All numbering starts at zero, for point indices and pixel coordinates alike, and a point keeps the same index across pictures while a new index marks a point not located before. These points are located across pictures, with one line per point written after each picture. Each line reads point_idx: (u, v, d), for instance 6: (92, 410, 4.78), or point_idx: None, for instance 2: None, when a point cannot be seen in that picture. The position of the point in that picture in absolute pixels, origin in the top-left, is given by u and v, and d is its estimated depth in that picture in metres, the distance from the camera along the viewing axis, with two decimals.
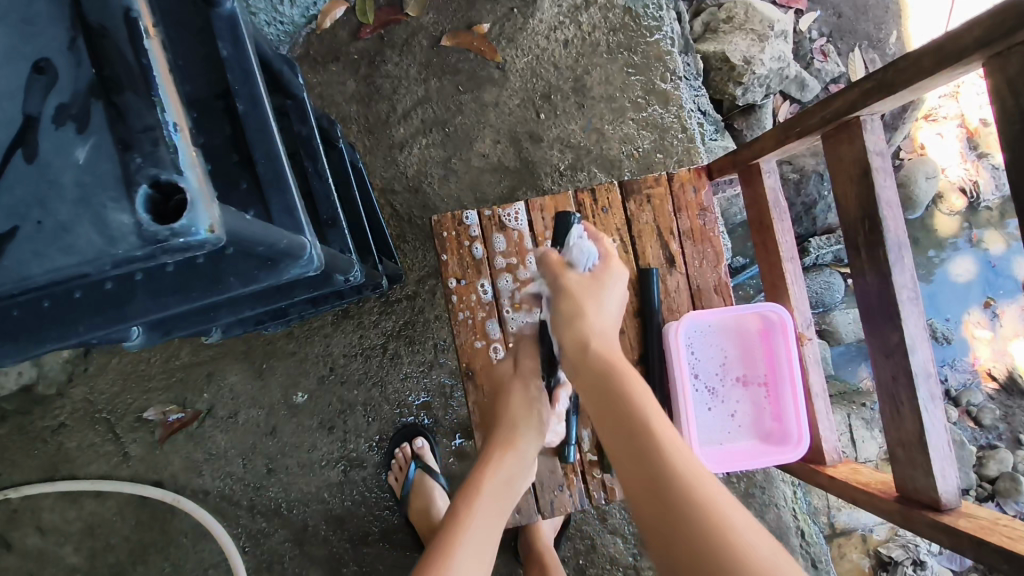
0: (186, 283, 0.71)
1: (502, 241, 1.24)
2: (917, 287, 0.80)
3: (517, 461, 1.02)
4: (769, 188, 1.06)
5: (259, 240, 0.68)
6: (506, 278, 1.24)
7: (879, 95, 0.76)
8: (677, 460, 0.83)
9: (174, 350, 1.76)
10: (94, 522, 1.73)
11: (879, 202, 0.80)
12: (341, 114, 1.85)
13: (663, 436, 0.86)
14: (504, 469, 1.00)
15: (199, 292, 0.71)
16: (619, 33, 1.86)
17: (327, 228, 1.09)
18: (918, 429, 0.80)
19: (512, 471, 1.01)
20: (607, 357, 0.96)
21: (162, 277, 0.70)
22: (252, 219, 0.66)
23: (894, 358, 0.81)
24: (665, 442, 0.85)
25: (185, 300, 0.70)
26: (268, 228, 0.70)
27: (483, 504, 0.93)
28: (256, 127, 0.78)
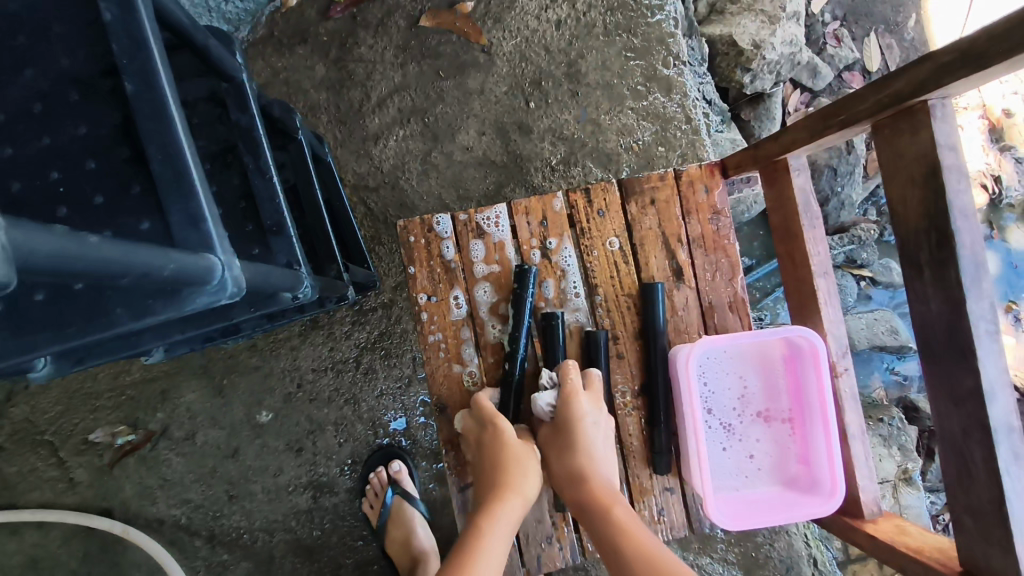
0: (59, 320, 0.58)
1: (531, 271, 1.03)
2: (996, 318, 0.63)
3: (515, 509, 0.91)
4: (799, 190, 0.89)
5: (122, 271, 0.50)
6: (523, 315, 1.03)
7: (958, 73, 0.58)
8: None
9: (123, 365, 1.59)
10: (37, 556, 1.57)
11: (951, 210, 0.62)
12: (310, 103, 1.67)
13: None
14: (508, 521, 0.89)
15: (79, 328, 0.58)
16: (617, 13, 1.68)
17: (272, 236, 0.92)
18: (994, 496, 0.64)
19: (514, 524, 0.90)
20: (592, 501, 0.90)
21: (30, 308, 0.58)
22: (109, 242, 0.48)
23: (965, 408, 0.65)
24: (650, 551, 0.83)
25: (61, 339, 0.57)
26: (138, 249, 0.51)
27: None
28: (149, 113, 0.60)
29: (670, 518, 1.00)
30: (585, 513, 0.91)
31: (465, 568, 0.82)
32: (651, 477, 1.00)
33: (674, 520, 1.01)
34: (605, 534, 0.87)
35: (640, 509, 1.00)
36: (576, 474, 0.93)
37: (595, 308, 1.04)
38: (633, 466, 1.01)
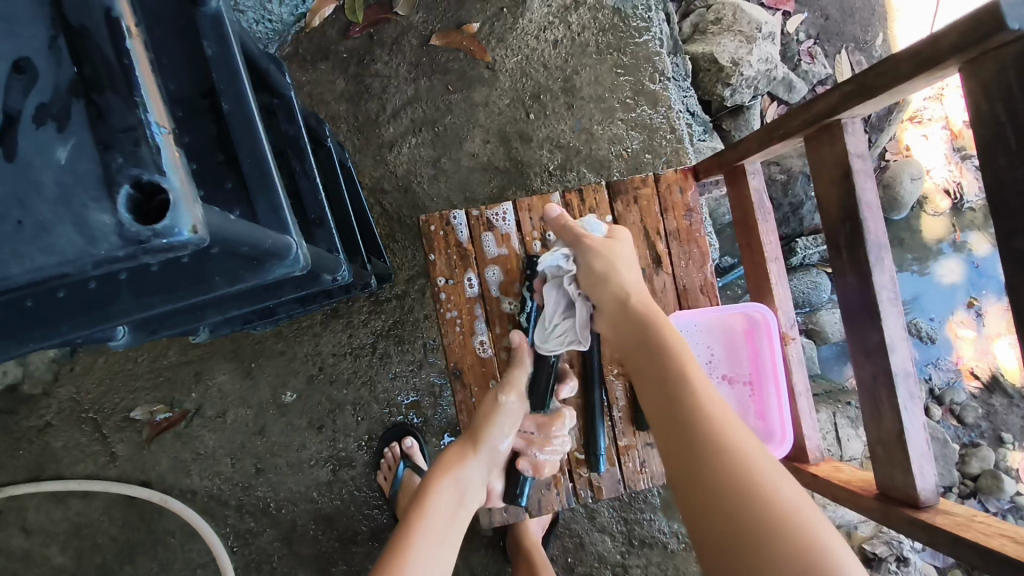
0: (171, 283, 0.70)
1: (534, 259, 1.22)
2: (896, 287, 0.81)
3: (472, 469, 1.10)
4: (754, 190, 1.07)
5: (243, 240, 0.67)
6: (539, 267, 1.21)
7: (859, 99, 0.77)
8: (713, 412, 0.88)
9: (162, 349, 1.75)
10: (81, 523, 1.72)
11: (859, 204, 0.81)
12: (331, 113, 1.85)
13: (703, 388, 0.92)
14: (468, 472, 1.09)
15: (184, 291, 0.70)
16: (608, 34, 1.86)
17: (315, 228, 1.09)
18: (896, 427, 0.82)
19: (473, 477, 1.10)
20: (642, 312, 1.04)
21: (147, 276, 0.69)
22: (234, 218, 0.65)
23: (873, 358, 0.83)
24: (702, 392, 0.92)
25: (170, 299, 0.69)
26: (255, 230, 0.70)
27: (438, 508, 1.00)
28: (242, 126, 0.78)
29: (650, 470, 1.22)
30: (627, 321, 1.05)
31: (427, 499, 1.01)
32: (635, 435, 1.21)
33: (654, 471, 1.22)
34: (646, 340, 1.01)
35: (625, 461, 1.21)
36: (627, 292, 1.07)
37: None
38: (620, 427, 1.22)
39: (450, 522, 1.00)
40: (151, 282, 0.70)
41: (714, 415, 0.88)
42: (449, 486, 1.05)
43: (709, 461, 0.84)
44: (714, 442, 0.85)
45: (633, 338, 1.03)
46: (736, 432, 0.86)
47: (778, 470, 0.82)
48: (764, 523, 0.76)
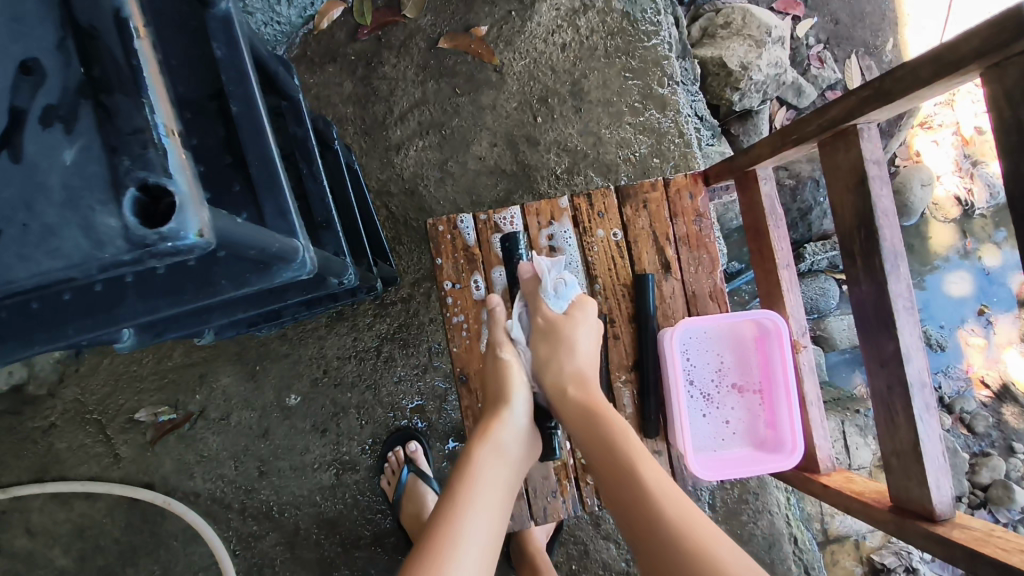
0: (180, 286, 0.69)
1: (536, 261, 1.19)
2: (912, 296, 0.80)
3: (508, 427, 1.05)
4: (766, 196, 1.06)
5: (251, 244, 0.66)
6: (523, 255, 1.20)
7: (877, 103, 0.76)
8: (668, 505, 0.89)
9: (166, 350, 1.75)
10: (84, 524, 1.72)
11: (875, 211, 0.80)
12: (337, 115, 1.84)
13: (655, 482, 0.93)
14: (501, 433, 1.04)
15: (190, 294, 0.70)
16: (617, 37, 1.85)
17: (322, 231, 1.08)
18: (912, 438, 0.80)
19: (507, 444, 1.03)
20: (586, 403, 1.05)
21: (153, 279, 0.68)
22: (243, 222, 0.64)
23: (889, 368, 0.81)
24: (641, 466, 0.95)
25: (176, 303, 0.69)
26: (259, 233, 0.67)
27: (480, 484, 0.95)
28: (250, 129, 0.77)
29: None
30: (574, 411, 1.05)
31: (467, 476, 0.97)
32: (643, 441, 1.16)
33: None
34: (596, 431, 1.01)
35: None
36: (571, 377, 1.08)
37: (595, 296, 1.20)
38: None
39: (489, 496, 0.95)
40: (157, 284, 0.69)
41: (666, 508, 0.89)
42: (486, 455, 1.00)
43: (662, 539, 0.86)
44: (669, 533, 0.86)
45: (583, 430, 1.03)
46: (675, 506, 0.89)
47: (745, 561, 0.82)
48: None
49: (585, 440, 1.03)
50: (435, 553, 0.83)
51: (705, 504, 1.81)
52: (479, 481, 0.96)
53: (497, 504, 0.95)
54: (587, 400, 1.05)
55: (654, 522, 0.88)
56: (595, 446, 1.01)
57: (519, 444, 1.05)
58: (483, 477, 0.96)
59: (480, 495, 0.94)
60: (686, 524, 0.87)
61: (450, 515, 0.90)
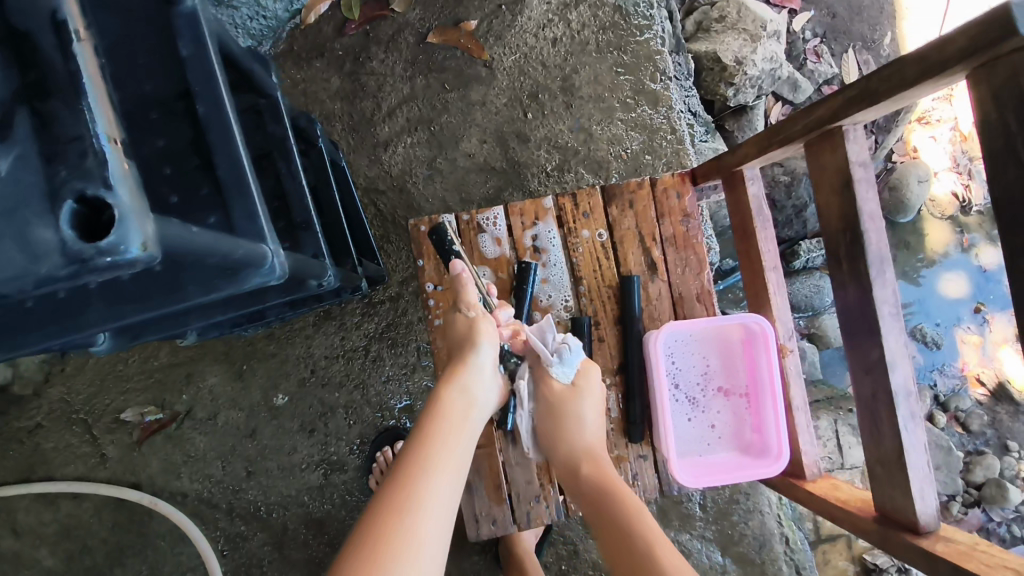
0: (144, 292, 0.66)
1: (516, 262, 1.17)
2: (899, 302, 0.78)
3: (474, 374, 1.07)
4: (752, 196, 1.03)
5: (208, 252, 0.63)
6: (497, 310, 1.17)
7: (862, 104, 0.73)
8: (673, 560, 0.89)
9: (152, 350, 1.73)
10: (70, 525, 1.71)
11: (861, 215, 0.77)
12: (325, 112, 1.82)
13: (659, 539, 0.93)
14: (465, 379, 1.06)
15: (158, 301, 0.66)
16: (609, 32, 1.83)
17: (301, 232, 1.06)
18: (897, 448, 0.78)
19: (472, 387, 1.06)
20: (594, 470, 1.05)
21: (120, 288, 0.66)
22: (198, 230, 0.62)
23: (874, 376, 0.79)
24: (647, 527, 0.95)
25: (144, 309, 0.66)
26: (215, 240, 0.66)
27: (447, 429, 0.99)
28: (217, 129, 0.75)
29: (643, 482, 1.15)
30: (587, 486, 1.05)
31: (435, 421, 1.00)
32: (627, 446, 1.15)
33: (647, 484, 1.15)
34: (605, 508, 1.00)
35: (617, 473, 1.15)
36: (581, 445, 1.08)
37: (579, 298, 1.19)
38: (612, 436, 1.16)
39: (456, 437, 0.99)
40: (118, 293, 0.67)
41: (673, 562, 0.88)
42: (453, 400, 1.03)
43: None
44: None
45: (594, 506, 1.02)
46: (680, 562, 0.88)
47: None
48: None
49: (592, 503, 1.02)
50: (402, 492, 0.87)
51: (696, 503, 1.80)
52: (447, 424, 0.99)
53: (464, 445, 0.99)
54: (594, 466, 1.05)
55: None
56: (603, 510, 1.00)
57: (487, 388, 1.08)
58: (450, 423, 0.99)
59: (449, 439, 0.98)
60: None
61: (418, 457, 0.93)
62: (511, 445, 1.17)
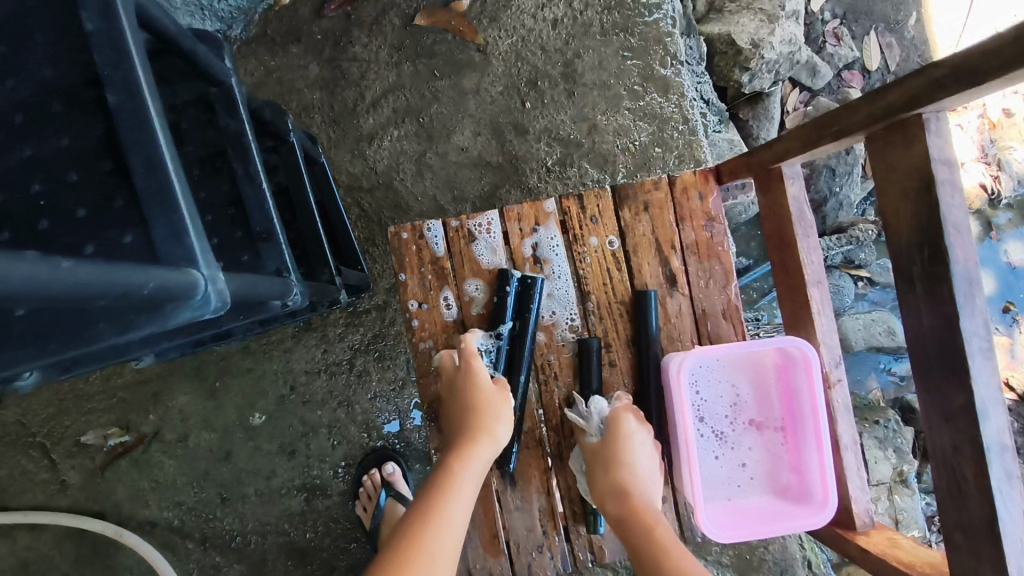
0: (42, 331, 0.57)
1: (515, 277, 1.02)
2: (990, 334, 0.62)
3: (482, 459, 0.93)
4: (793, 198, 0.88)
5: (98, 291, 0.49)
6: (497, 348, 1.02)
7: (954, 87, 0.57)
8: None
9: (115, 367, 1.58)
10: (29, 558, 1.56)
11: (945, 225, 0.62)
12: (303, 103, 1.65)
13: None
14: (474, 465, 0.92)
15: (58, 343, 0.56)
16: (615, 12, 1.66)
17: (261, 243, 0.91)
18: (986, 515, 0.63)
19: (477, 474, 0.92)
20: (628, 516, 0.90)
21: (11, 325, 0.57)
22: (79, 264, 0.47)
23: (956, 424, 0.64)
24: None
25: (40, 352, 0.56)
26: (104, 272, 0.49)
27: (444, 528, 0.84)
28: (132, 126, 0.59)
29: None
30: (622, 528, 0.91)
31: (432, 512, 0.86)
32: None
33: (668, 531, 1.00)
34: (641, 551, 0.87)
35: None
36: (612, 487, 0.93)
37: (587, 315, 1.03)
38: None
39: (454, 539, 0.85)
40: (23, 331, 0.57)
41: None
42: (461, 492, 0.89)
43: None
44: None
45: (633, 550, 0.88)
46: None
47: None
48: None
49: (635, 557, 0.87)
50: None
51: None
52: (445, 520, 0.85)
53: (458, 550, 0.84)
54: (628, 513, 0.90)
55: None
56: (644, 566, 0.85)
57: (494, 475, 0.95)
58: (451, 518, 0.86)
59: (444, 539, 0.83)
60: None
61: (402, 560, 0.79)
62: (509, 486, 1.01)
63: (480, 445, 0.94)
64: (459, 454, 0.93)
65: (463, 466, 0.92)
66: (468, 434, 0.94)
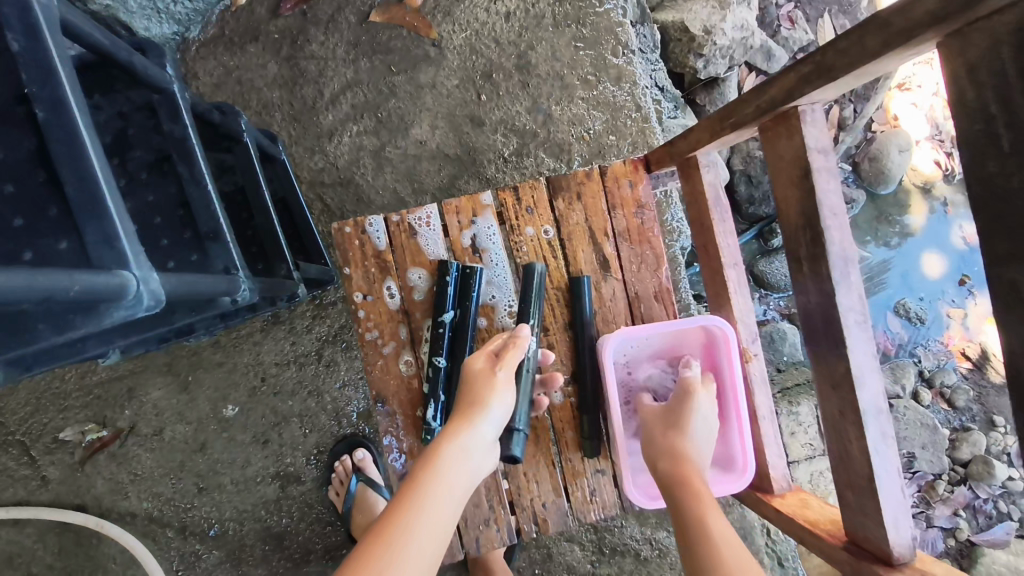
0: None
1: (455, 265, 1.06)
2: (865, 308, 0.69)
3: (477, 437, 0.91)
4: (708, 185, 0.94)
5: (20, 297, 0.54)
6: (446, 336, 1.06)
7: (818, 82, 0.64)
8: None
9: (89, 365, 1.62)
10: (13, 552, 1.62)
11: (821, 210, 0.68)
12: (263, 101, 1.69)
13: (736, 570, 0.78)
14: (465, 439, 0.90)
15: (9, 343, 0.63)
16: (566, 4, 1.70)
17: (209, 243, 0.95)
18: (867, 472, 0.70)
19: (470, 451, 0.90)
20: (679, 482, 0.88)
21: None
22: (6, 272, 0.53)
23: (840, 391, 0.70)
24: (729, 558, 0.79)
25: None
26: (30, 278, 0.54)
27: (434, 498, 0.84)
28: (63, 139, 0.63)
29: (602, 498, 1.07)
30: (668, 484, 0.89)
31: (415, 486, 0.84)
32: (583, 461, 1.07)
33: (606, 500, 1.07)
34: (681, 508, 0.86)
35: (573, 490, 1.07)
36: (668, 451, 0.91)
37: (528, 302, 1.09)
38: (567, 450, 1.08)
39: (441, 514, 0.83)
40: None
41: None
42: (449, 461, 0.88)
43: None
44: None
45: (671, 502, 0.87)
46: None
47: None
48: None
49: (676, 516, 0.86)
50: None
51: None
52: (431, 496, 0.83)
53: (445, 524, 0.83)
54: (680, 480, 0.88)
55: None
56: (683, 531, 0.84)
57: (488, 455, 0.93)
58: (438, 493, 0.84)
59: (431, 514, 0.81)
60: None
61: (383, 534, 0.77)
62: None
63: (474, 424, 0.91)
64: (453, 431, 0.91)
65: (456, 443, 0.89)
66: (463, 414, 0.92)
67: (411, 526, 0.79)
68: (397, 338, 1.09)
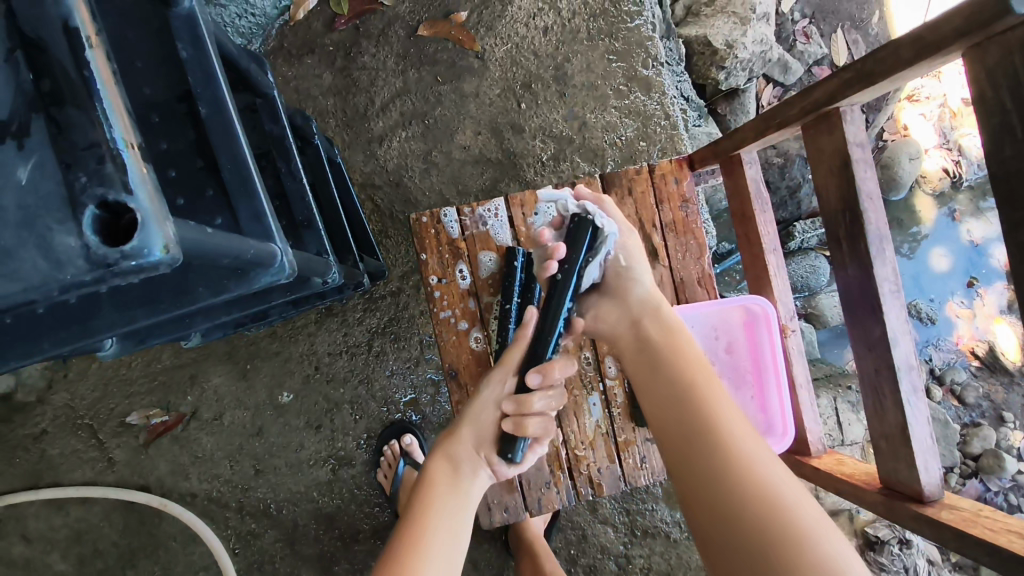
0: (151, 293, 0.64)
1: (521, 253, 1.20)
2: (898, 280, 0.80)
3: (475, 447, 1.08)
4: (751, 180, 1.06)
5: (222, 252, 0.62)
6: (513, 317, 1.19)
7: (858, 86, 0.76)
8: (743, 464, 0.84)
9: (154, 353, 1.73)
10: (81, 529, 1.72)
11: (860, 195, 0.79)
12: (318, 108, 1.81)
13: (727, 419, 0.90)
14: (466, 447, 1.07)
15: (167, 303, 0.65)
16: (600, 20, 1.82)
17: (303, 231, 1.07)
18: (901, 421, 0.81)
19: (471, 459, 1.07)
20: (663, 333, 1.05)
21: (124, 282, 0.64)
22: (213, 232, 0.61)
23: (876, 351, 0.82)
24: (732, 433, 0.88)
25: (153, 313, 0.64)
26: (228, 237, 0.63)
27: (444, 499, 0.99)
28: (220, 132, 0.75)
29: (652, 464, 1.26)
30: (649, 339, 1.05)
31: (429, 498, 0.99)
32: (634, 430, 1.25)
33: (655, 466, 1.26)
34: (666, 362, 1.00)
35: (625, 457, 1.25)
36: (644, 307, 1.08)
37: None
38: (619, 421, 1.26)
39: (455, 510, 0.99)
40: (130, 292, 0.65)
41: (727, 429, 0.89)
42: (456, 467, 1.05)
43: (708, 454, 0.87)
44: (710, 447, 0.87)
45: (656, 363, 1.02)
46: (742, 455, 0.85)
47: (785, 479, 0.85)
48: (730, 481, 0.83)
49: (659, 395, 0.99)
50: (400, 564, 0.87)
51: None
52: (444, 496, 1.00)
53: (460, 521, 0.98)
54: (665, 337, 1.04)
55: (729, 460, 0.85)
56: (666, 394, 0.97)
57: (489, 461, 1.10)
58: (448, 499, 0.99)
59: (447, 509, 0.98)
60: (732, 442, 0.87)
61: (413, 531, 0.92)
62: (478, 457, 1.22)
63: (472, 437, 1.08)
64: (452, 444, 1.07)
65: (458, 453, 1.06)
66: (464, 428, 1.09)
67: (434, 525, 0.94)
68: (473, 317, 1.23)
